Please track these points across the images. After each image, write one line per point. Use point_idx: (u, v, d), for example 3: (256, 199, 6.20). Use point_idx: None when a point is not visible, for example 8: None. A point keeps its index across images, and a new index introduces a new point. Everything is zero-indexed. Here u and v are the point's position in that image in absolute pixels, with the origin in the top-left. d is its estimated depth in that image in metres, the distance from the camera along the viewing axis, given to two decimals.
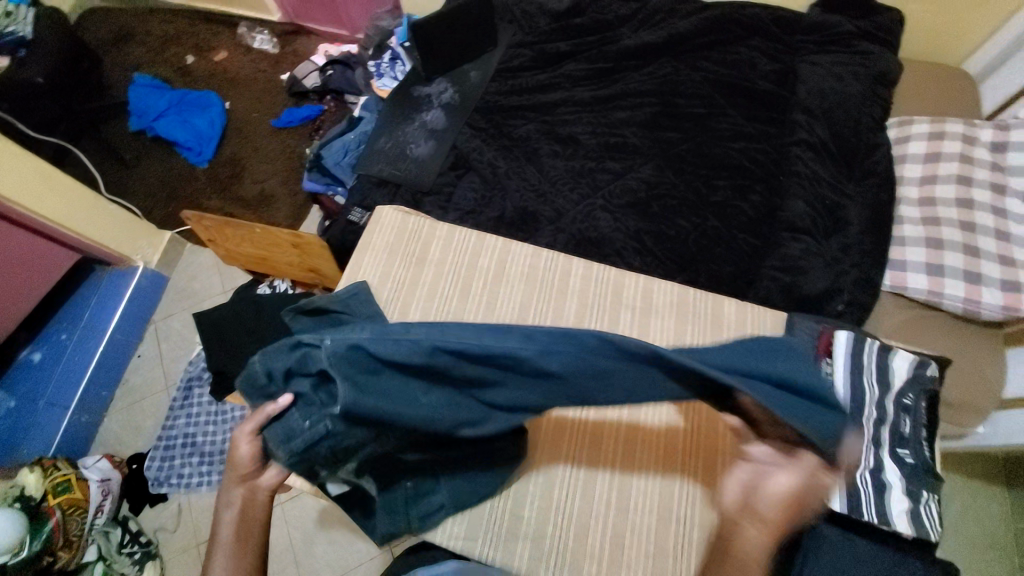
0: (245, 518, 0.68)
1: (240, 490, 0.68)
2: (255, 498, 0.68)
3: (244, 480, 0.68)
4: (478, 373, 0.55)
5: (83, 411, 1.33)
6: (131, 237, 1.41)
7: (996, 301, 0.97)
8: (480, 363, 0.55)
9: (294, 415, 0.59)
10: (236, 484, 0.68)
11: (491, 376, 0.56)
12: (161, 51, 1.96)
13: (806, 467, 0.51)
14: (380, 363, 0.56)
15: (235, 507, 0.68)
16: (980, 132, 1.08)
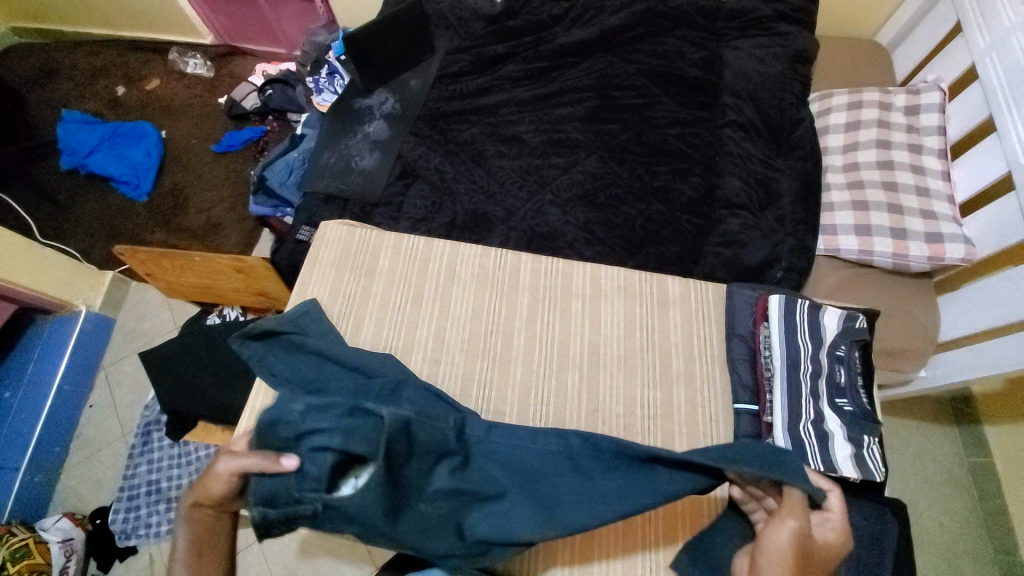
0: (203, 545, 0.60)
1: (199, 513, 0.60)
2: (213, 521, 0.61)
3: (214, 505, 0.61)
4: (496, 478, 0.66)
5: (36, 469, 1.26)
6: (71, 281, 1.35)
7: (922, 252, 1.04)
8: (502, 468, 0.67)
9: (292, 480, 0.58)
10: (201, 506, 0.61)
11: (503, 485, 0.65)
12: (89, 84, 1.88)
13: (797, 511, 0.57)
14: (421, 448, 0.62)
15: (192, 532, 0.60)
16: (894, 99, 1.17)
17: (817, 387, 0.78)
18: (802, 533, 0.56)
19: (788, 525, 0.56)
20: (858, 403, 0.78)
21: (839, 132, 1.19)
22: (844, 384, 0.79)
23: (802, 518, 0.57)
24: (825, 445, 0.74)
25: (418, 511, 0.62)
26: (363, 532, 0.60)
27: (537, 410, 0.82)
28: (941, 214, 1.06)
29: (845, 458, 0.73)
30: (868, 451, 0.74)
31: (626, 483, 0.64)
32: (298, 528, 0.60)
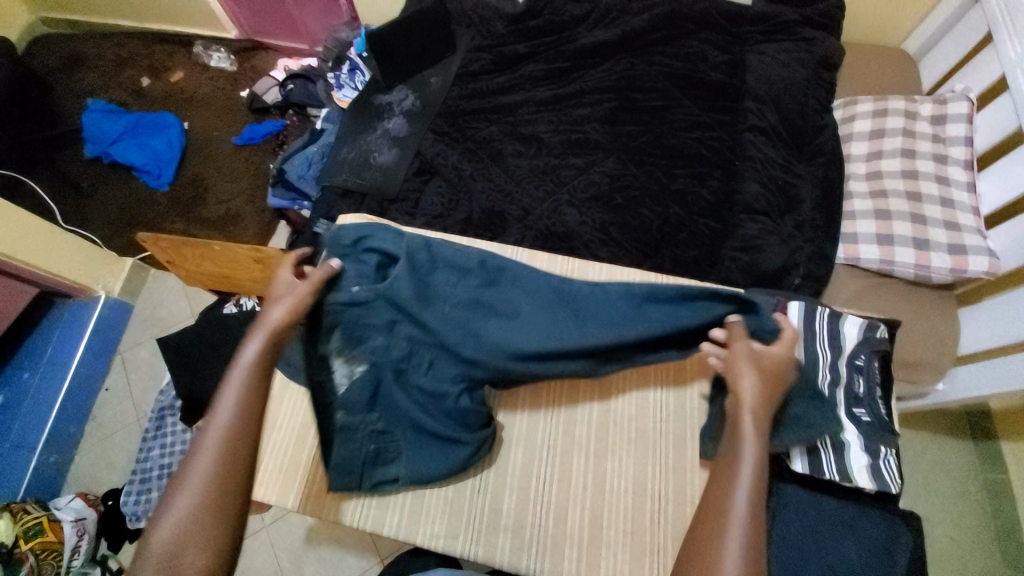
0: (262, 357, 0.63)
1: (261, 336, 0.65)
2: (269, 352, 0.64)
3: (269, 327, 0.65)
4: (506, 302, 0.82)
5: (52, 450, 1.28)
6: (91, 267, 1.38)
7: (944, 264, 1.02)
8: (514, 294, 0.83)
9: (350, 276, 0.80)
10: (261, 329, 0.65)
11: (511, 309, 0.81)
12: (116, 75, 1.92)
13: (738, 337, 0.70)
14: (446, 270, 0.84)
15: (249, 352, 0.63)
16: (920, 108, 1.15)
17: (835, 396, 0.76)
18: (767, 373, 0.64)
19: (742, 344, 0.68)
20: (876, 414, 0.76)
21: (863, 140, 1.17)
22: (863, 394, 0.77)
23: (745, 339, 0.69)
24: (840, 454, 0.72)
25: (442, 312, 0.79)
26: (399, 321, 0.79)
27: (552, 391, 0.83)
28: (965, 225, 1.04)
29: (861, 468, 0.71)
30: (885, 462, 0.72)
31: (597, 309, 0.81)
32: (351, 320, 0.78)
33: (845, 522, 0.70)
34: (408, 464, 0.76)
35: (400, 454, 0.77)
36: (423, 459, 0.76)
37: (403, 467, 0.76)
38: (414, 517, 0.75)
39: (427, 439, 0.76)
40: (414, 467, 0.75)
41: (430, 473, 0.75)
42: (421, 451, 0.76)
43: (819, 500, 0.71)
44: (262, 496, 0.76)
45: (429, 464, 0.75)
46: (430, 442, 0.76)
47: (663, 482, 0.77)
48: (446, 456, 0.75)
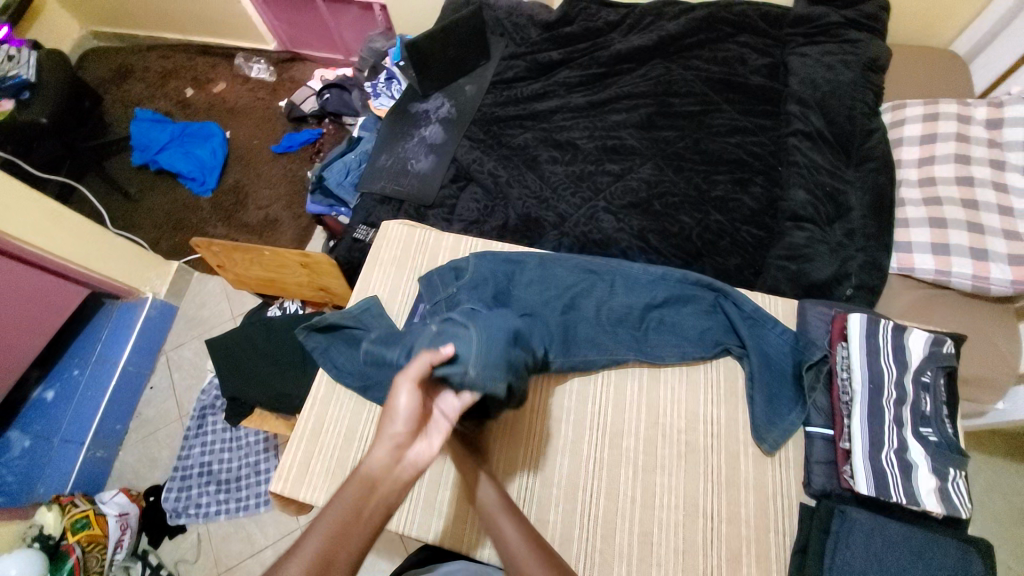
0: (353, 515, 0.51)
1: (352, 492, 0.52)
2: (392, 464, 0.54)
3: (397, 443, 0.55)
4: (570, 290, 0.87)
5: (99, 446, 1.32)
6: (140, 271, 1.43)
7: (1004, 276, 0.96)
8: (578, 279, 0.88)
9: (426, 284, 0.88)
10: (387, 443, 0.55)
11: (574, 296, 0.86)
12: (161, 86, 2.01)
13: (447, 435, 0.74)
14: (514, 264, 0.90)
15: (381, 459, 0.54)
16: (975, 111, 1.09)
17: (900, 415, 0.73)
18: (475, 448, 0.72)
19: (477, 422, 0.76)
20: (943, 433, 0.73)
21: (913, 145, 1.12)
22: (930, 413, 0.74)
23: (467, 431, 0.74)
24: (908, 478, 0.70)
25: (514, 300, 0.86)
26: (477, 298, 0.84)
27: (597, 392, 0.83)
28: None
29: (930, 492, 0.69)
30: (954, 485, 0.69)
31: (635, 292, 0.87)
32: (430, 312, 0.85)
33: (912, 548, 0.66)
34: (481, 352, 0.64)
35: (468, 344, 0.65)
36: (496, 358, 0.66)
37: (473, 356, 0.64)
38: (459, 525, 0.75)
39: (504, 346, 0.69)
40: (490, 363, 0.64)
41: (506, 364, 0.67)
42: (492, 344, 0.67)
43: (884, 523, 0.67)
44: (311, 497, 0.78)
45: (506, 359, 0.68)
46: (505, 347, 0.68)
47: (713, 497, 0.75)
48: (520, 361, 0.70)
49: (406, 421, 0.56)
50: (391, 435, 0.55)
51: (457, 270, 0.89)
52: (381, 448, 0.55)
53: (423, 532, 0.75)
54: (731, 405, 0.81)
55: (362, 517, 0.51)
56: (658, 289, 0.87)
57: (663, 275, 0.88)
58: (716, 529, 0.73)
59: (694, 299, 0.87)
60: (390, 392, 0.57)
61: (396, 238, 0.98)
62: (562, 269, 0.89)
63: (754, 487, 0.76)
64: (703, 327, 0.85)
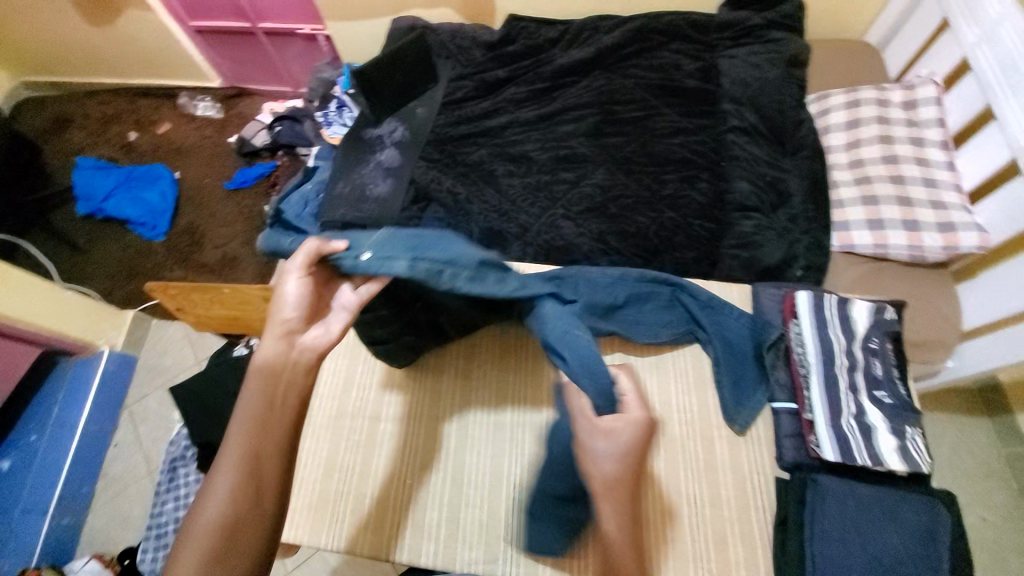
0: (263, 407, 0.54)
1: (257, 383, 0.55)
2: (289, 352, 0.58)
3: (288, 331, 0.59)
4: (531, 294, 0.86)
5: (64, 513, 1.25)
6: (93, 323, 1.36)
7: (936, 243, 1.03)
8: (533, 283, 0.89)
9: None
10: (279, 334, 0.58)
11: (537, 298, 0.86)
12: (103, 131, 1.94)
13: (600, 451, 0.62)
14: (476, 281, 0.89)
15: (275, 355, 0.57)
16: (891, 95, 1.19)
17: (854, 381, 0.79)
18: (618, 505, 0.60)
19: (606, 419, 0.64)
20: (896, 394, 0.79)
21: (840, 132, 1.21)
22: (881, 376, 0.80)
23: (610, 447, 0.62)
24: (869, 440, 0.75)
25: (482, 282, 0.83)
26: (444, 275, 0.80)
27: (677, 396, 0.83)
28: (952, 203, 1.06)
29: (892, 451, 0.74)
30: (912, 442, 0.75)
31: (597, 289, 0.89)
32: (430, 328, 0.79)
33: (884, 509, 0.72)
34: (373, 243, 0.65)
35: (366, 238, 0.67)
36: (394, 241, 0.65)
37: (366, 246, 0.65)
38: (450, 546, 0.75)
39: (406, 234, 0.67)
40: (386, 247, 0.64)
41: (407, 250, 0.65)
42: (392, 236, 0.66)
43: (854, 487, 0.73)
44: (295, 537, 0.77)
45: (412, 241, 0.66)
46: (409, 236, 0.67)
47: (696, 482, 0.78)
48: (438, 246, 0.67)
49: (290, 309, 0.59)
50: (281, 324, 0.59)
51: None
52: (272, 337, 0.58)
53: (415, 558, 0.74)
54: (700, 393, 0.84)
55: (274, 406, 0.55)
56: (617, 286, 0.90)
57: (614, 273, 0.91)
58: (702, 514, 0.76)
59: (653, 294, 0.90)
60: (276, 284, 0.60)
61: None
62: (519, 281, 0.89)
63: (731, 469, 0.79)
64: (665, 321, 0.89)
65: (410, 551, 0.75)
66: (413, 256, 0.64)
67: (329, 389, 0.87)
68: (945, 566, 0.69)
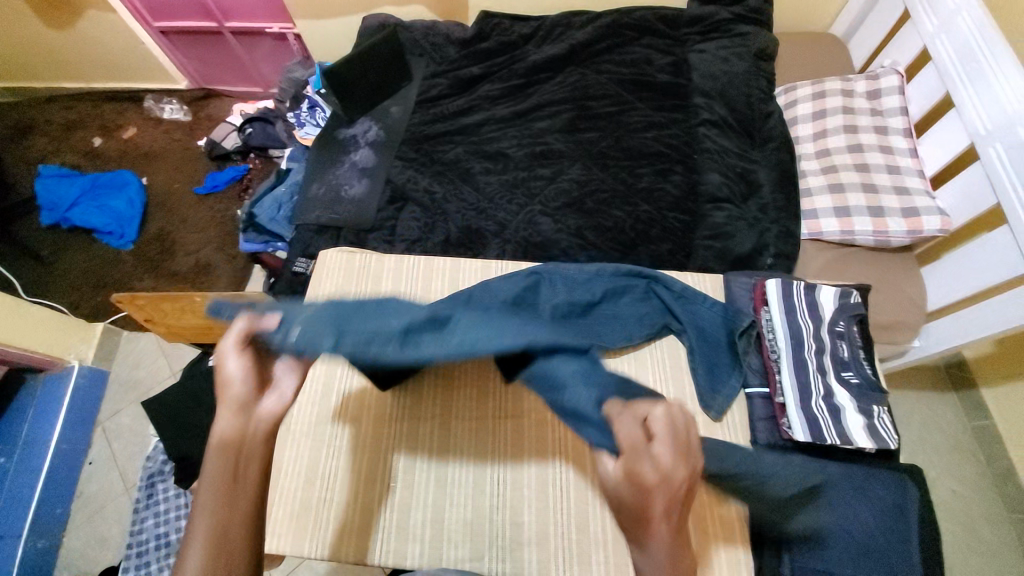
0: (225, 483, 0.48)
1: (216, 462, 0.49)
2: (244, 425, 0.51)
3: (240, 406, 0.52)
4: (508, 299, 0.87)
5: (38, 535, 1.21)
6: (61, 337, 1.31)
7: (901, 228, 1.07)
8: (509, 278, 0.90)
9: None
10: (231, 410, 0.51)
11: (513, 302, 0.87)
12: (66, 137, 1.87)
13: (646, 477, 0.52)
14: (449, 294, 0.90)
15: (231, 431, 0.51)
16: (855, 85, 1.23)
17: (823, 363, 0.82)
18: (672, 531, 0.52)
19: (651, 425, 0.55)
20: (862, 374, 0.82)
21: (807, 122, 1.24)
22: (848, 358, 0.83)
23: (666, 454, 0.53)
24: (839, 419, 0.77)
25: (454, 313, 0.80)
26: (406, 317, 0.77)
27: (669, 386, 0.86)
28: (914, 188, 1.10)
29: (860, 430, 0.77)
30: (879, 420, 0.78)
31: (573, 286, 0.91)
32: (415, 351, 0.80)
33: (854, 486, 0.75)
34: (306, 316, 0.57)
35: (302, 308, 0.59)
36: (327, 316, 0.57)
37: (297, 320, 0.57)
38: (436, 545, 0.76)
39: (343, 304, 0.60)
40: (317, 324, 0.56)
41: (341, 331, 0.56)
42: (328, 304, 0.59)
43: (824, 466, 0.76)
44: (277, 547, 0.76)
45: (346, 313, 0.58)
46: (347, 309, 0.59)
47: None
48: (374, 320, 0.59)
49: (236, 383, 0.52)
50: (231, 400, 0.52)
51: None
52: (224, 414, 0.51)
53: (401, 559, 0.75)
54: (677, 382, 0.86)
55: (238, 480, 0.49)
56: (592, 280, 0.92)
57: (587, 270, 0.93)
58: None
59: (628, 288, 0.92)
60: (214, 364, 0.53)
61: (332, 274, 0.99)
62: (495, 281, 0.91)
63: None
64: (642, 312, 0.90)
65: (396, 551, 0.75)
66: (339, 336, 0.56)
67: (308, 395, 0.86)
68: (912, 535, 0.72)
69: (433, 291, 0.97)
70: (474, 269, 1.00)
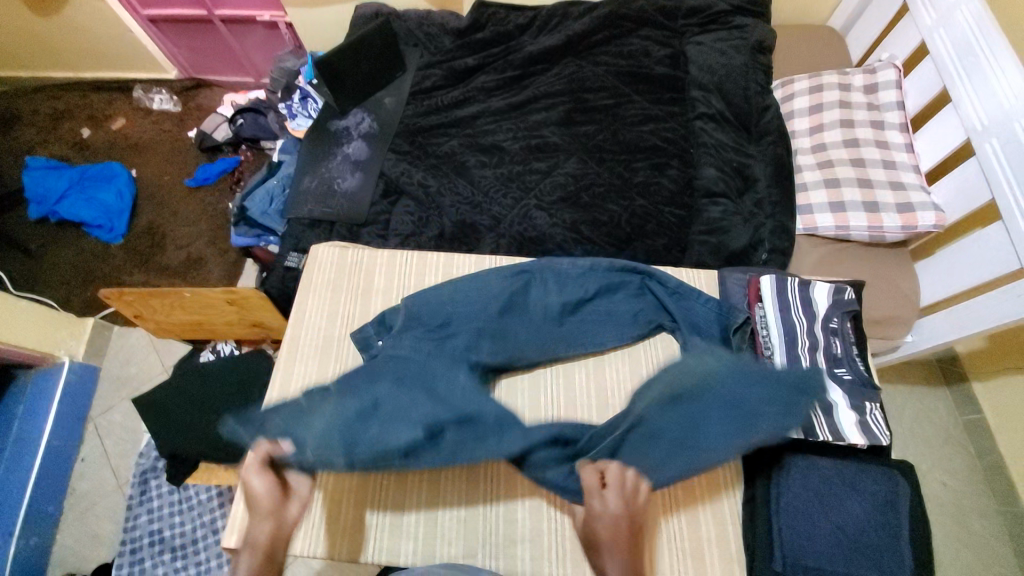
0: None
1: (248, 562, 0.63)
2: (273, 531, 0.65)
3: (270, 514, 0.66)
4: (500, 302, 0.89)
5: (30, 532, 1.20)
6: (51, 332, 1.30)
7: (895, 223, 1.06)
8: (501, 276, 0.92)
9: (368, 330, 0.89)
10: (262, 518, 0.65)
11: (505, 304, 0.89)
12: (53, 128, 1.83)
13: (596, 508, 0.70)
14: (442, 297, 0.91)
15: (262, 537, 0.65)
16: (852, 79, 1.22)
17: (816, 360, 0.82)
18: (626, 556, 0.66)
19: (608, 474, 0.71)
20: (855, 371, 0.82)
21: (804, 116, 1.23)
22: (841, 354, 0.83)
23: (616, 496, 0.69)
24: (831, 415, 0.78)
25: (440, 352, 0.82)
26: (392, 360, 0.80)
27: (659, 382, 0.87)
28: (909, 183, 1.10)
29: (852, 426, 0.77)
30: (871, 416, 0.78)
31: (566, 283, 0.92)
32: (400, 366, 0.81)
33: (845, 481, 0.75)
34: (316, 434, 0.67)
35: (312, 424, 0.69)
36: (335, 431, 0.68)
37: (309, 439, 0.67)
38: (429, 542, 0.76)
39: (349, 419, 0.69)
40: (326, 441, 0.67)
41: (348, 447, 0.67)
42: (336, 422, 0.69)
43: (814, 462, 0.76)
44: None
45: (352, 429, 0.68)
46: (351, 421, 0.69)
47: None
48: (376, 431, 0.69)
49: (267, 497, 0.66)
50: (263, 511, 0.66)
51: (391, 312, 0.90)
52: (257, 522, 0.65)
53: (395, 556, 0.75)
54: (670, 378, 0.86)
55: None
56: (585, 277, 0.93)
57: (580, 266, 0.94)
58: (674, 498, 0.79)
59: (622, 284, 0.93)
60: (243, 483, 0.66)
61: (325, 270, 0.98)
62: (489, 278, 0.92)
63: None
64: (636, 309, 0.91)
65: (389, 548, 0.75)
66: (347, 453, 0.66)
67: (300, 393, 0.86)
68: (904, 530, 0.73)
69: (427, 287, 0.96)
70: (468, 264, 0.99)
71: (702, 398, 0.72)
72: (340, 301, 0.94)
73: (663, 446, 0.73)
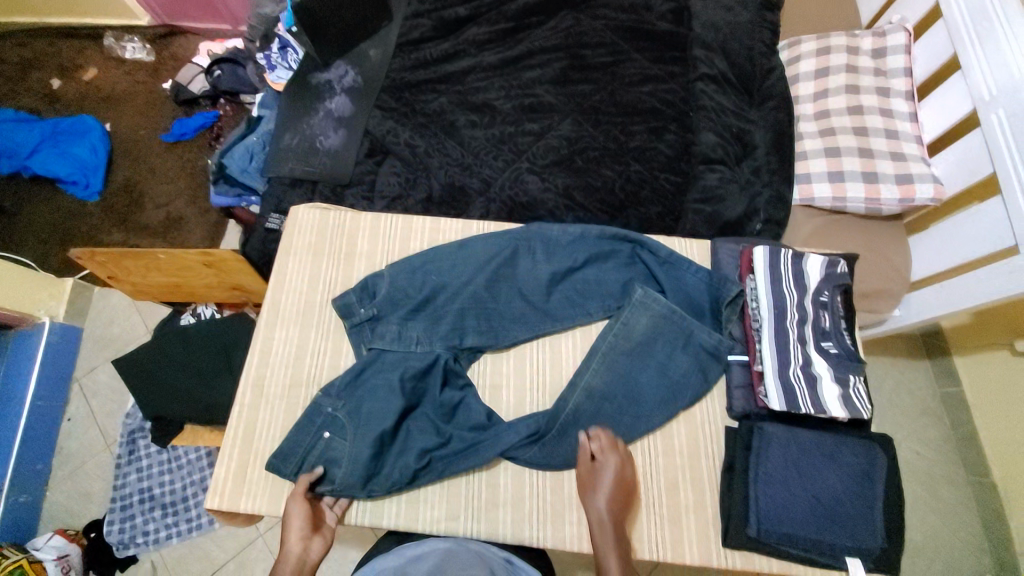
0: None
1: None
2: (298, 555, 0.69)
3: (300, 538, 0.70)
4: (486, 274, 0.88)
5: (20, 490, 1.21)
6: (30, 293, 1.27)
7: (893, 195, 1.04)
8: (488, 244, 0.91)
9: (351, 297, 0.86)
10: (293, 541, 0.69)
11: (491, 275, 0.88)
12: (19, 77, 1.72)
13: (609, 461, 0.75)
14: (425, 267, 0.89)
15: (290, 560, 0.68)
16: (861, 41, 1.16)
17: (803, 333, 0.81)
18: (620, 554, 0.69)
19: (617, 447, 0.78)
20: (842, 345, 0.82)
21: (809, 80, 1.18)
22: (829, 328, 0.82)
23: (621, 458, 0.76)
24: (814, 388, 0.78)
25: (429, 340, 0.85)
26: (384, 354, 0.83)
27: None
28: (910, 155, 1.06)
29: (834, 399, 0.77)
30: (854, 390, 0.78)
31: (554, 251, 0.91)
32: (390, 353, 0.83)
33: (824, 452, 0.76)
34: (345, 470, 0.75)
35: (340, 458, 0.77)
36: (358, 469, 0.75)
37: (339, 474, 0.75)
38: (413, 505, 0.77)
39: (366, 462, 0.75)
40: (353, 474, 0.75)
41: (368, 483, 0.75)
42: (357, 463, 0.75)
43: (796, 434, 0.77)
44: (254, 507, 0.77)
45: (370, 469, 0.75)
46: (370, 458, 0.75)
47: (649, 437, 0.81)
48: (394, 462, 0.76)
49: (300, 522, 0.70)
50: (294, 535, 0.70)
51: (375, 278, 0.88)
52: (288, 544, 0.69)
53: (378, 520, 0.76)
54: None
55: None
56: (575, 244, 0.91)
57: (571, 233, 0.91)
58: (654, 466, 0.80)
59: (613, 252, 0.91)
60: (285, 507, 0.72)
61: (305, 232, 0.94)
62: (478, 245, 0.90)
63: (684, 421, 0.83)
64: (626, 278, 0.90)
65: (374, 511, 0.77)
66: (368, 489, 0.75)
67: (282, 359, 0.84)
68: (875, 498, 0.75)
69: (412, 252, 0.94)
70: (455, 230, 0.96)
71: (642, 356, 0.83)
72: (322, 263, 0.92)
73: (623, 420, 0.80)
